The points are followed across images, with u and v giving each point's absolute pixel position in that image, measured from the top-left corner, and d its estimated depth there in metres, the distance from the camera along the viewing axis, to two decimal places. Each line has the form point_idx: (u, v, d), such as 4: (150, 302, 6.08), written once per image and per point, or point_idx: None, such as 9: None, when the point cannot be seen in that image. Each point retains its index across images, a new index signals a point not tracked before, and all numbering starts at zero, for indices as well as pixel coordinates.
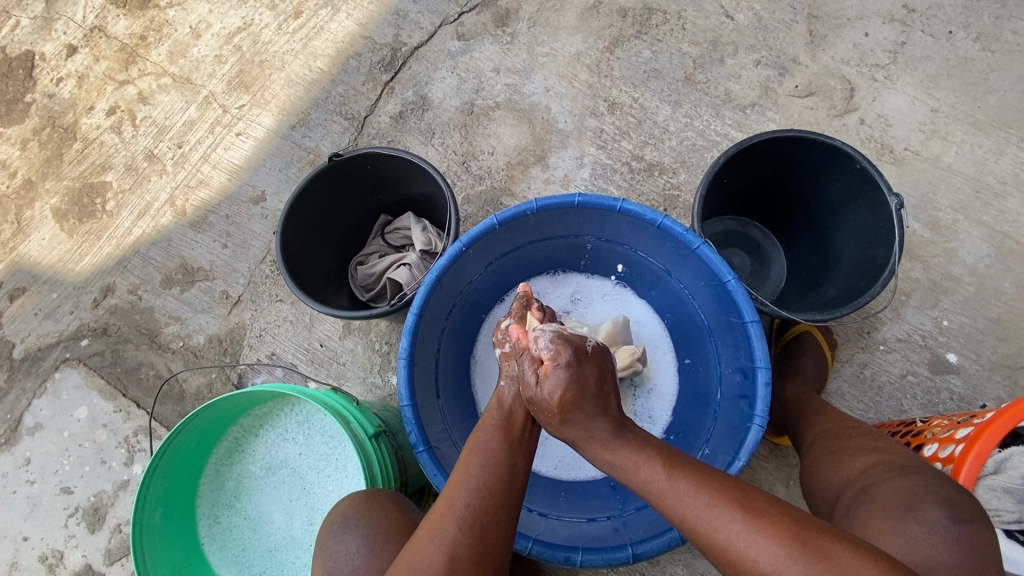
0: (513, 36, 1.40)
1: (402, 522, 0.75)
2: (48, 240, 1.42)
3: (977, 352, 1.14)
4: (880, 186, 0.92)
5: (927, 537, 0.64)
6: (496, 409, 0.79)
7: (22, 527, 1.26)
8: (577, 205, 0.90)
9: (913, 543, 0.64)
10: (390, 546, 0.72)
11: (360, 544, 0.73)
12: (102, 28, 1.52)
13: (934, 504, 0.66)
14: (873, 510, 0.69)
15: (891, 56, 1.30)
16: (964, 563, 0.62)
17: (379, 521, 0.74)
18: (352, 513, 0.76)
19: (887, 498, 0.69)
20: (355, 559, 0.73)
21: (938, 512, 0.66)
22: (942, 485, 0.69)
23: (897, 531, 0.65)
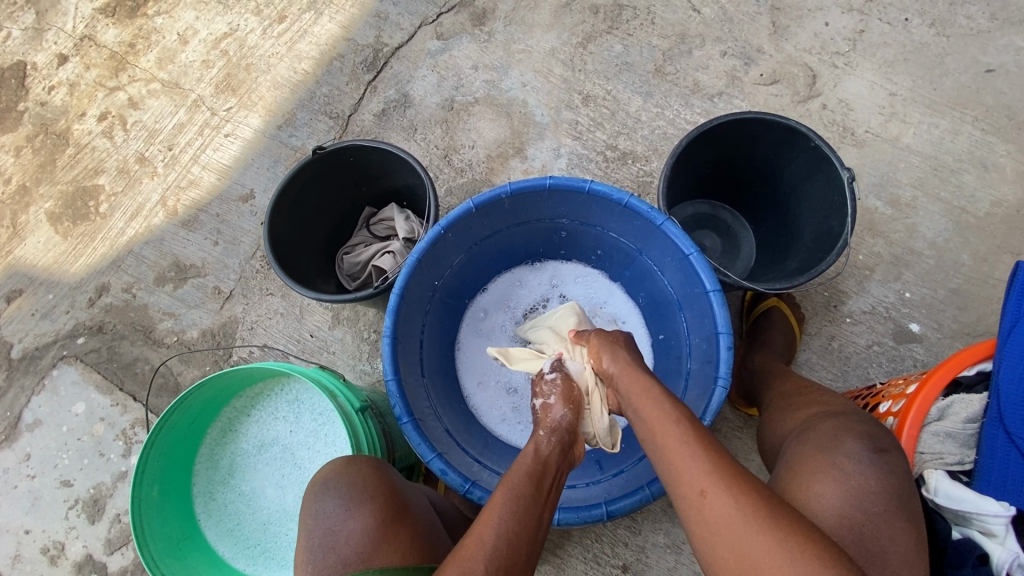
0: (490, 35, 1.45)
1: (378, 483, 0.80)
2: (43, 243, 1.46)
3: (938, 321, 1.20)
4: (833, 162, 0.98)
5: (856, 467, 0.70)
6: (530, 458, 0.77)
7: (24, 520, 1.29)
8: (549, 187, 0.95)
9: (843, 472, 0.69)
10: (370, 503, 0.78)
11: (338, 504, 0.78)
12: (91, 37, 1.57)
13: (858, 438, 0.73)
14: (808, 449, 0.75)
15: (850, 43, 1.36)
16: (887, 487, 0.68)
17: (358, 482, 0.79)
18: (333, 475, 0.81)
19: (821, 438, 0.75)
20: (332, 518, 0.77)
21: (862, 444, 0.72)
22: (866, 423, 0.76)
23: (828, 463, 0.71)
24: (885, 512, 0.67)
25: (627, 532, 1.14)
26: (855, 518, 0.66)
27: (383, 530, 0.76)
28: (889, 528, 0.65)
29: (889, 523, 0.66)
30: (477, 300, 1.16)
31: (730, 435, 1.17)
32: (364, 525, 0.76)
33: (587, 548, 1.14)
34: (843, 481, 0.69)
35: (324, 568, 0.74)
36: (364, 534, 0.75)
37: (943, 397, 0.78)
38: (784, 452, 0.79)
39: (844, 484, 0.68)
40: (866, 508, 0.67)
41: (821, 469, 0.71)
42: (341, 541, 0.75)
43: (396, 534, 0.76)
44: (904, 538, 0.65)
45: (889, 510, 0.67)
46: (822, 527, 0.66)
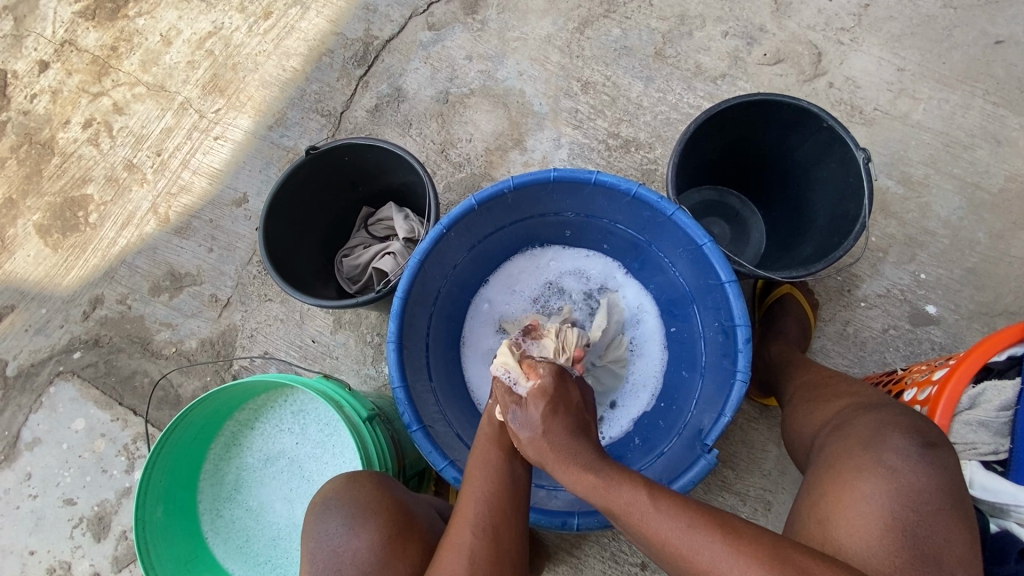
0: (483, 23, 1.41)
1: (382, 499, 0.76)
2: (33, 256, 1.42)
3: (955, 302, 1.17)
4: (847, 142, 0.94)
5: (904, 465, 0.67)
6: (495, 423, 0.80)
7: (29, 540, 1.27)
8: (553, 180, 0.91)
9: (891, 470, 0.67)
10: (373, 519, 0.75)
11: (341, 523, 0.75)
12: (72, 42, 1.52)
13: (903, 433, 0.70)
14: (850, 446, 0.72)
15: (856, 18, 1.31)
16: (940, 485, 0.66)
17: (359, 499, 0.76)
18: (333, 494, 0.78)
19: (861, 433, 0.73)
20: (335, 539, 0.74)
21: (909, 440, 0.69)
22: (906, 416, 0.73)
23: (875, 461, 0.68)
24: (939, 511, 0.65)
25: None
26: (907, 519, 0.64)
27: (389, 548, 0.73)
28: (943, 527, 0.64)
29: (941, 522, 0.64)
30: (478, 295, 1.11)
31: (746, 427, 1.14)
32: (370, 542, 0.73)
33: (605, 548, 1.12)
34: (891, 479, 0.66)
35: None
36: (368, 554, 0.73)
37: (974, 383, 0.76)
38: (821, 448, 0.77)
39: (892, 483, 0.66)
40: (919, 507, 0.65)
41: (867, 467, 0.68)
42: (346, 562, 0.73)
43: (404, 549, 0.74)
44: (960, 537, 0.63)
45: (943, 508, 0.65)
46: (873, 528, 0.64)
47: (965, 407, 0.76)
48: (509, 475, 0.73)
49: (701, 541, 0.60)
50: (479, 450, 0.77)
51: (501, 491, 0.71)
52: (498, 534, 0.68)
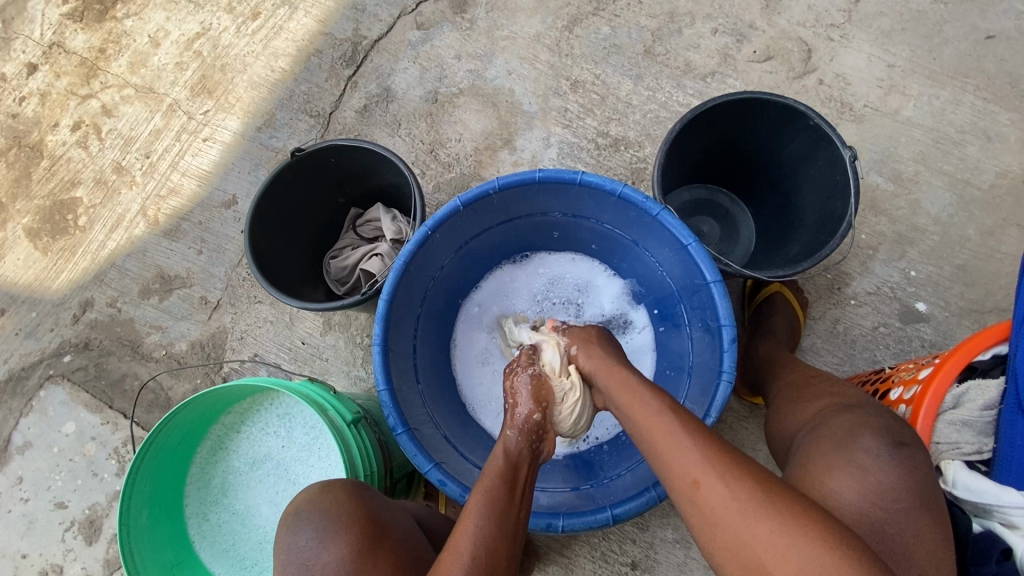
0: (472, 22, 1.40)
1: (353, 510, 0.76)
2: (23, 260, 1.41)
3: (945, 299, 1.16)
4: (833, 141, 0.94)
5: (873, 463, 0.67)
6: (501, 459, 0.76)
7: (21, 544, 1.27)
8: (538, 181, 0.91)
9: (860, 468, 0.67)
10: (343, 532, 0.74)
11: (311, 536, 0.75)
12: (60, 44, 1.51)
13: (875, 432, 0.70)
14: (822, 445, 0.72)
15: (846, 14, 1.31)
16: (909, 484, 0.66)
17: (330, 511, 0.76)
18: (305, 505, 0.77)
19: (834, 432, 0.72)
20: (306, 552, 0.74)
21: (879, 439, 0.69)
22: (891, 418, 0.73)
23: (845, 459, 0.68)
24: (907, 509, 0.64)
25: (635, 529, 1.11)
26: (875, 516, 0.64)
27: (359, 562, 0.73)
28: (911, 524, 0.63)
29: (910, 519, 0.64)
30: (467, 299, 1.11)
31: (736, 425, 1.14)
32: (340, 556, 0.73)
33: (595, 548, 1.12)
34: (861, 477, 0.66)
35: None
36: (339, 566, 0.72)
37: (957, 382, 0.76)
38: (797, 448, 0.76)
39: (861, 481, 0.66)
40: (888, 504, 0.64)
41: (837, 464, 0.68)
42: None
43: (375, 563, 0.73)
44: (928, 534, 0.63)
45: (911, 506, 0.65)
46: (840, 525, 0.64)
47: (949, 406, 0.75)
48: (510, 522, 0.69)
49: (715, 469, 0.60)
50: (484, 485, 0.72)
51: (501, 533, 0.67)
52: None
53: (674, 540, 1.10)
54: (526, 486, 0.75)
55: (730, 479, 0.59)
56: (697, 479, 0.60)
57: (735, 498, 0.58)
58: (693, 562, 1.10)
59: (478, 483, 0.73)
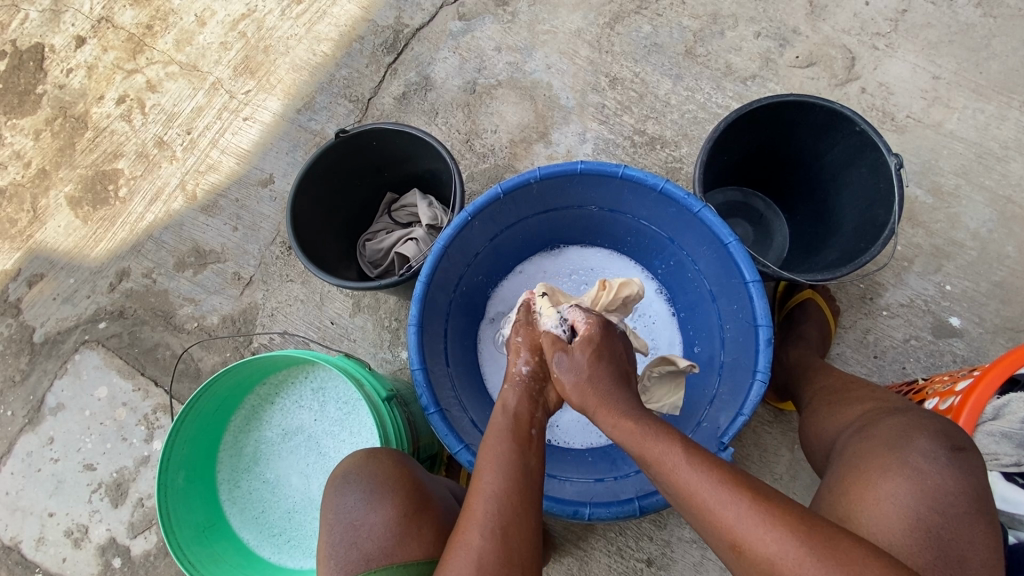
0: (514, 15, 1.41)
1: (399, 477, 0.78)
2: (63, 227, 1.45)
3: (980, 315, 1.15)
4: (879, 147, 0.93)
5: (931, 466, 0.66)
6: (501, 413, 0.79)
7: (48, 503, 1.30)
8: (580, 172, 0.91)
9: (917, 471, 0.66)
10: (390, 496, 0.76)
11: (359, 497, 0.76)
12: (109, 19, 1.55)
13: (931, 435, 0.69)
14: (874, 446, 0.71)
15: (892, 24, 1.29)
16: (966, 489, 0.65)
17: (378, 476, 0.77)
18: (353, 468, 0.79)
19: (884, 434, 0.72)
20: (353, 512, 0.76)
21: (936, 443, 0.68)
22: (936, 420, 0.72)
23: (900, 461, 0.68)
24: (964, 514, 0.64)
25: (652, 526, 1.12)
26: (931, 521, 0.64)
27: (405, 525, 0.75)
28: (966, 530, 0.63)
29: (966, 525, 0.64)
30: (492, 305, 1.11)
31: (760, 430, 1.14)
32: (386, 518, 0.75)
33: (612, 543, 1.12)
34: (916, 480, 0.66)
35: (347, 563, 0.73)
36: (386, 528, 0.74)
37: (999, 394, 0.75)
38: (843, 447, 0.77)
39: (918, 484, 0.66)
40: (944, 509, 0.64)
41: (892, 466, 0.68)
42: (363, 535, 0.74)
43: (420, 529, 0.75)
44: (985, 541, 0.63)
45: (968, 512, 0.64)
46: (895, 528, 0.64)
47: (989, 417, 0.75)
48: (519, 463, 0.72)
49: (727, 495, 0.61)
50: (490, 441, 0.75)
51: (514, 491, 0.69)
52: (506, 535, 0.67)
53: (691, 539, 1.11)
54: (535, 433, 0.77)
55: (747, 506, 0.60)
56: (739, 544, 0.60)
57: (733, 512, 0.60)
58: (710, 563, 1.10)
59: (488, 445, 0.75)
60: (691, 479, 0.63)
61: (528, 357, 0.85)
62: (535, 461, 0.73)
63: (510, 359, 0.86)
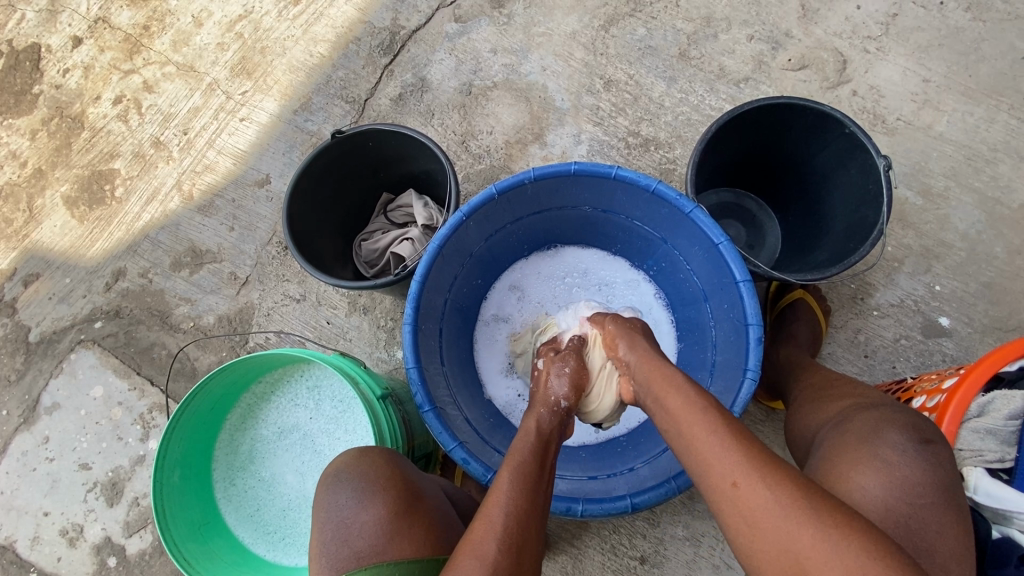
0: (510, 17, 1.42)
1: (389, 475, 0.78)
2: (59, 227, 1.45)
3: (969, 315, 1.17)
4: (868, 149, 0.95)
5: (899, 458, 0.68)
6: (532, 436, 0.78)
7: (43, 502, 1.30)
8: (573, 173, 0.92)
9: (887, 462, 0.68)
10: (380, 493, 0.77)
11: (349, 496, 0.77)
12: (106, 19, 1.55)
13: (901, 429, 0.71)
14: (848, 440, 0.73)
15: (883, 27, 1.31)
16: (935, 481, 0.67)
17: (368, 472, 0.78)
18: (345, 467, 0.80)
19: (859, 429, 0.73)
20: (345, 510, 0.76)
21: (906, 435, 0.70)
22: (907, 414, 0.74)
23: (871, 454, 0.69)
24: (932, 504, 0.65)
25: (646, 524, 1.13)
26: (900, 511, 0.65)
27: (395, 522, 0.75)
28: (935, 520, 0.64)
29: (935, 515, 0.64)
30: (485, 309, 1.13)
31: (752, 429, 1.15)
32: (376, 516, 0.75)
33: (605, 541, 1.13)
34: (887, 472, 0.67)
35: (338, 561, 0.73)
36: (376, 526, 0.74)
37: (983, 392, 0.76)
38: (820, 443, 0.78)
39: (888, 475, 0.67)
40: (912, 500, 0.65)
41: (863, 459, 0.69)
42: (354, 534, 0.74)
43: (409, 526, 0.75)
44: (953, 532, 0.64)
45: (937, 503, 0.65)
46: (868, 520, 0.64)
47: (974, 414, 0.76)
48: (535, 494, 0.70)
49: (764, 483, 0.59)
50: (513, 457, 0.74)
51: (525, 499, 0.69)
52: (521, 552, 0.65)
53: (684, 538, 1.11)
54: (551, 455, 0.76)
55: (795, 504, 0.58)
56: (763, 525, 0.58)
57: (761, 499, 0.59)
58: (703, 560, 1.11)
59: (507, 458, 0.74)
60: (742, 512, 0.60)
61: (563, 381, 0.88)
62: (546, 486, 0.73)
63: (544, 381, 0.90)
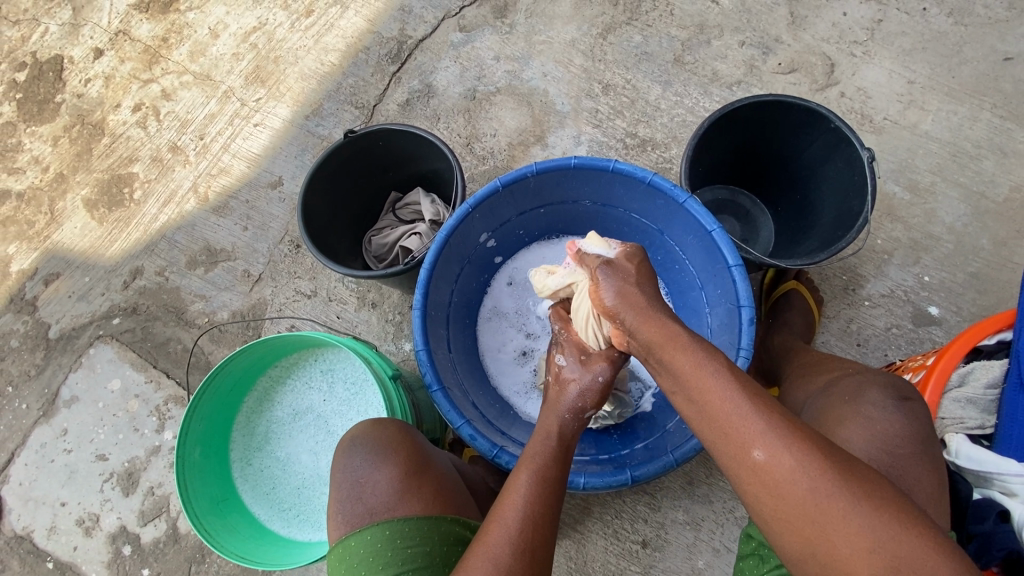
0: (512, 27, 1.49)
1: (403, 440, 0.82)
2: (80, 228, 1.51)
3: (957, 304, 1.21)
4: (853, 142, 1.00)
5: (880, 414, 0.73)
6: (553, 440, 0.79)
7: (60, 493, 1.34)
8: (573, 167, 0.98)
9: (869, 418, 0.73)
10: (393, 456, 0.81)
11: (363, 458, 0.81)
12: (126, 32, 1.63)
13: (881, 388, 0.76)
14: (835, 402, 0.78)
15: (868, 33, 1.37)
16: (915, 433, 0.72)
17: (383, 436, 0.82)
18: (359, 433, 0.84)
19: (845, 391, 0.79)
20: (358, 471, 0.80)
21: (886, 394, 0.75)
22: (890, 377, 0.79)
23: (855, 412, 0.75)
24: (913, 455, 0.70)
25: (647, 509, 1.16)
26: (883, 461, 0.70)
27: (406, 482, 0.79)
28: (916, 470, 0.69)
29: (916, 465, 0.69)
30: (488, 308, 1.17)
31: None
32: (389, 476, 0.79)
33: (608, 526, 1.16)
34: (869, 426, 0.73)
35: (354, 517, 0.78)
36: (389, 485, 0.78)
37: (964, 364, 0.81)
38: (809, 409, 0.83)
39: (870, 430, 0.72)
40: (894, 450, 0.70)
41: (848, 416, 0.75)
42: (367, 491, 0.79)
43: (420, 486, 0.79)
44: (931, 480, 0.69)
45: (917, 453, 0.70)
46: None
47: (956, 385, 0.80)
48: (555, 497, 0.74)
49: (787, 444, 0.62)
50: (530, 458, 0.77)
51: (544, 506, 0.72)
52: (533, 557, 0.69)
53: (685, 522, 1.14)
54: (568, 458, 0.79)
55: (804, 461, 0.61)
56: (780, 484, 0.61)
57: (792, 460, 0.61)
58: (703, 544, 1.13)
59: (523, 462, 0.77)
60: (758, 477, 0.62)
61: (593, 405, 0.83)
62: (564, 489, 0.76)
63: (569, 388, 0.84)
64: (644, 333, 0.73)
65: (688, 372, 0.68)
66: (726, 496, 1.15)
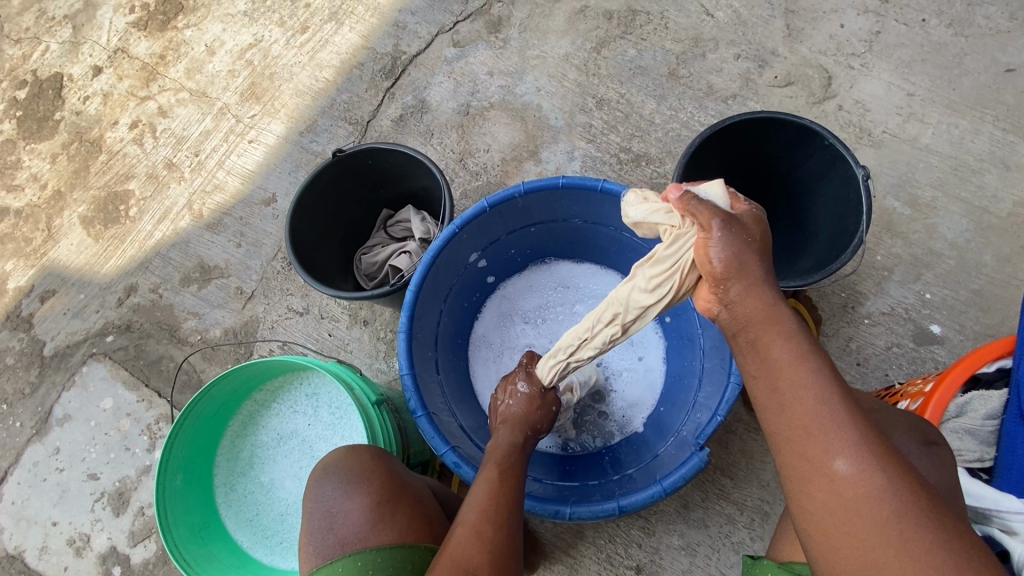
0: (505, 41, 1.48)
1: (377, 468, 0.81)
2: (76, 245, 1.52)
3: (961, 323, 1.18)
4: (847, 160, 0.98)
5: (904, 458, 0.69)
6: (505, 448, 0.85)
7: (52, 512, 1.34)
8: (562, 187, 0.96)
9: None
10: (365, 485, 0.79)
11: (335, 487, 0.80)
12: (124, 50, 1.64)
13: (905, 430, 0.72)
14: None
15: (867, 44, 1.35)
16: (939, 481, 0.67)
17: (355, 465, 0.81)
18: (334, 461, 0.83)
19: None
20: (331, 500, 0.79)
21: (911, 436, 0.71)
22: (906, 416, 0.75)
23: None
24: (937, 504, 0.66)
25: (641, 533, 1.13)
26: None
27: (377, 512, 0.77)
28: None
29: None
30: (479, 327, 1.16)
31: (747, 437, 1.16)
32: (361, 506, 0.78)
33: (602, 551, 1.13)
34: None
35: (324, 548, 0.77)
36: (360, 515, 0.77)
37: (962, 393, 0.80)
38: None
39: None
40: None
41: None
42: (339, 521, 0.78)
43: (392, 515, 0.77)
44: None
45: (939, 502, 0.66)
46: None
47: (954, 414, 0.79)
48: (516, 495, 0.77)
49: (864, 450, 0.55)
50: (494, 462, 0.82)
51: (501, 501, 0.75)
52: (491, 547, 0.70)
53: (680, 547, 1.12)
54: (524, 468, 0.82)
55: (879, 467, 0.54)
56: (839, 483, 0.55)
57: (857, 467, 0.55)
58: (698, 570, 1.11)
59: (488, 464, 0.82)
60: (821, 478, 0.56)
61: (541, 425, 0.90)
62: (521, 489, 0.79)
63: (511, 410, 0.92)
64: (744, 311, 0.64)
65: (785, 357, 0.61)
66: (722, 521, 1.12)
